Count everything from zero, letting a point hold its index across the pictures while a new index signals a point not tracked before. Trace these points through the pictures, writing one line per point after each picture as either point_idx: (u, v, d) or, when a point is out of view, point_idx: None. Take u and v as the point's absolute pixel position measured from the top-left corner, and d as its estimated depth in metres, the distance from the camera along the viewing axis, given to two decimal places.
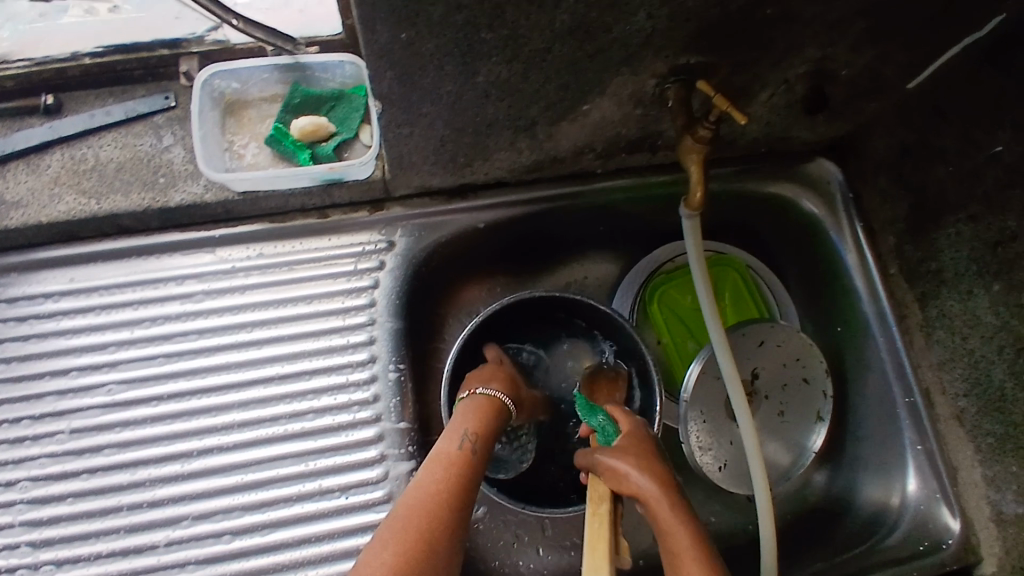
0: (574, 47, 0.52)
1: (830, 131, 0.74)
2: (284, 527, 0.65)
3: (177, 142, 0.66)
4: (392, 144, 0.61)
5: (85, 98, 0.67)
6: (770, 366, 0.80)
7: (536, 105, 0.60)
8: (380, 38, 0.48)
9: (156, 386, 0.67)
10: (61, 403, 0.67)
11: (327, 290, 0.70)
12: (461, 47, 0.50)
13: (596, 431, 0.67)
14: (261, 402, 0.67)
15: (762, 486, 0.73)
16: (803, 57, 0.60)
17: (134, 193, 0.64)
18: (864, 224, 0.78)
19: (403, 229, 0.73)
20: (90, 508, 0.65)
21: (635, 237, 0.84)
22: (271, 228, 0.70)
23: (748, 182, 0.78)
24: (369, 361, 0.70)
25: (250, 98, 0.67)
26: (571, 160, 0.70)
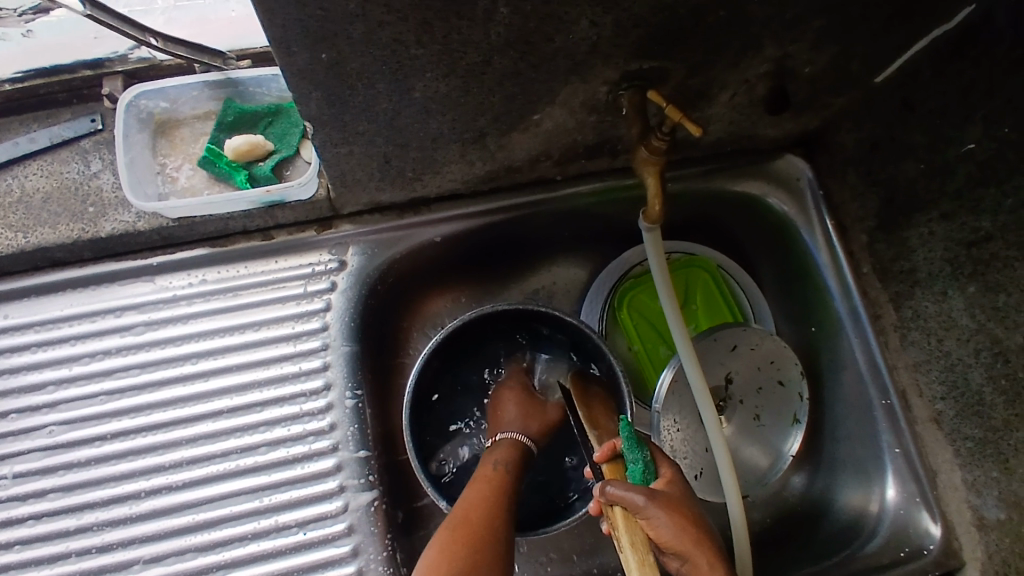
0: (515, 58, 0.49)
1: (797, 127, 0.71)
2: (241, 567, 0.61)
3: (106, 167, 0.62)
4: (332, 163, 0.58)
5: (7, 125, 0.63)
6: (744, 369, 0.77)
7: (482, 117, 0.56)
8: (299, 60, 0.44)
9: (99, 426, 0.63)
10: (0, 447, 0.62)
11: (276, 315, 0.67)
12: (392, 65, 0.46)
13: (631, 467, 0.58)
14: (212, 437, 0.63)
15: (734, 495, 0.71)
16: (763, 56, 0.56)
17: (62, 224, 0.60)
18: (834, 219, 0.75)
19: (355, 247, 0.69)
20: (37, 555, 0.60)
21: (602, 241, 0.81)
22: (213, 252, 0.66)
23: (714, 182, 0.75)
24: (324, 388, 0.66)
25: (182, 117, 0.63)
26: (527, 169, 0.67)
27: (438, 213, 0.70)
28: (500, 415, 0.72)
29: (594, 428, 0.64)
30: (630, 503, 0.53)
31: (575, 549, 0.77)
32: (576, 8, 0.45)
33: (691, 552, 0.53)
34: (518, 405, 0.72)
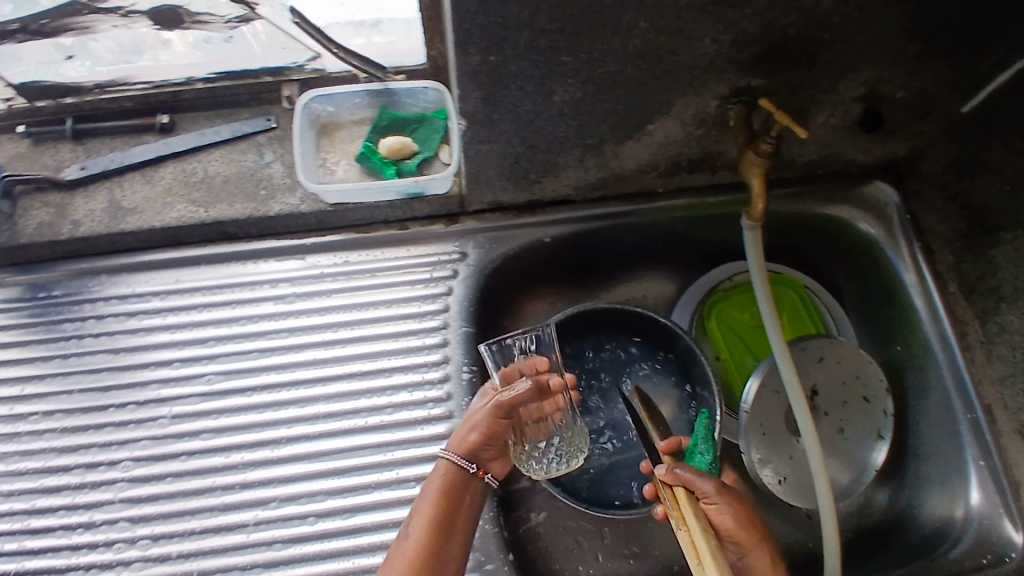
0: (643, 69, 0.57)
1: (885, 153, 0.77)
2: (364, 512, 0.67)
3: (277, 159, 0.73)
4: (472, 160, 0.67)
5: (195, 118, 0.75)
6: (829, 382, 0.81)
7: (605, 123, 0.64)
8: (471, 61, 0.54)
9: (248, 379, 0.72)
10: (163, 390, 0.72)
11: (405, 295, 0.76)
12: (541, 69, 0.55)
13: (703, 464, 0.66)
14: (345, 396, 0.72)
15: (827, 504, 0.73)
16: (858, 79, 0.64)
17: (238, 203, 0.71)
18: (922, 243, 0.80)
19: (474, 241, 0.78)
20: (186, 487, 0.68)
21: (693, 255, 0.88)
22: (357, 237, 0.76)
23: (806, 203, 0.81)
24: (443, 361, 0.74)
25: (342, 121, 0.74)
26: (634, 178, 0.75)
27: (552, 216, 0.79)
28: (460, 432, 0.64)
29: (656, 427, 0.69)
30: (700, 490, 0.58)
31: (657, 546, 0.80)
32: (702, 25, 0.53)
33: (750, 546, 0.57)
34: (475, 432, 0.63)
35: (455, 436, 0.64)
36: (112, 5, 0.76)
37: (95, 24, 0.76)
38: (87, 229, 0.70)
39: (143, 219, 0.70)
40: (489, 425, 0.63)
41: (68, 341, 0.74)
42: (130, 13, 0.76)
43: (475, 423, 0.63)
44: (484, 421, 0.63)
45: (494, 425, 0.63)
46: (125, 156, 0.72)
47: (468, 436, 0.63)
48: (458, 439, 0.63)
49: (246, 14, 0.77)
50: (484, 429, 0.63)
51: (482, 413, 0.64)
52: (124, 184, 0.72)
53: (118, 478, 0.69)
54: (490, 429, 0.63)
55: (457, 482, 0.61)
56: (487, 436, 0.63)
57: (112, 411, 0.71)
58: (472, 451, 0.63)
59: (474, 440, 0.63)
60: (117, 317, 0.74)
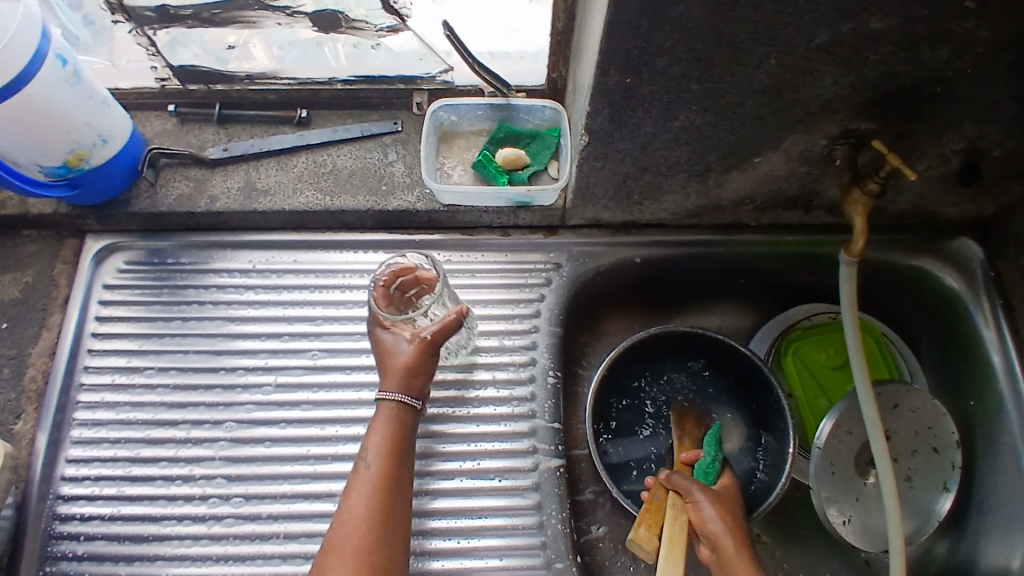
0: (763, 103, 0.62)
1: (975, 209, 0.79)
2: (445, 496, 0.72)
3: (400, 158, 0.79)
4: (583, 175, 0.72)
5: (329, 116, 0.81)
6: (902, 429, 0.82)
7: (715, 152, 0.69)
8: (609, 81, 0.59)
9: (349, 358, 0.76)
10: (270, 360, 0.76)
11: (500, 297, 0.80)
12: (670, 94, 0.60)
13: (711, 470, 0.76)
14: (437, 386, 0.77)
15: (897, 550, 0.75)
16: (961, 134, 0.67)
17: (361, 195, 0.77)
18: (1004, 301, 0.81)
19: (569, 254, 0.83)
20: (283, 453, 0.72)
21: (773, 292, 0.91)
22: (462, 239, 0.81)
23: (890, 253, 0.84)
24: (529, 363, 0.78)
25: (462, 130, 0.80)
26: (729, 209, 0.79)
27: (645, 239, 0.83)
28: (383, 373, 0.66)
29: (682, 432, 0.82)
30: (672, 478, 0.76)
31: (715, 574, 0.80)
32: (825, 67, 0.58)
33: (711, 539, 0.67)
34: (408, 369, 0.65)
35: (386, 377, 0.65)
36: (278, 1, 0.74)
37: (261, 20, 0.76)
38: (222, 204, 0.77)
39: (274, 201, 0.77)
40: (415, 359, 0.65)
41: (186, 305, 0.79)
42: (296, 13, 0.75)
43: (402, 360, 0.65)
44: (407, 358, 0.65)
45: (420, 358, 0.65)
46: (263, 142, 0.79)
47: (394, 377, 0.64)
48: (388, 377, 0.65)
49: (397, 24, 0.76)
50: (406, 366, 0.64)
51: (401, 350, 0.65)
52: (259, 168, 0.78)
53: (220, 436, 0.73)
54: (415, 365, 0.65)
55: (401, 423, 0.64)
56: (415, 372, 0.65)
57: (221, 374, 0.76)
58: (411, 387, 0.65)
59: (405, 381, 0.65)
60: (235, 289, 0.80)
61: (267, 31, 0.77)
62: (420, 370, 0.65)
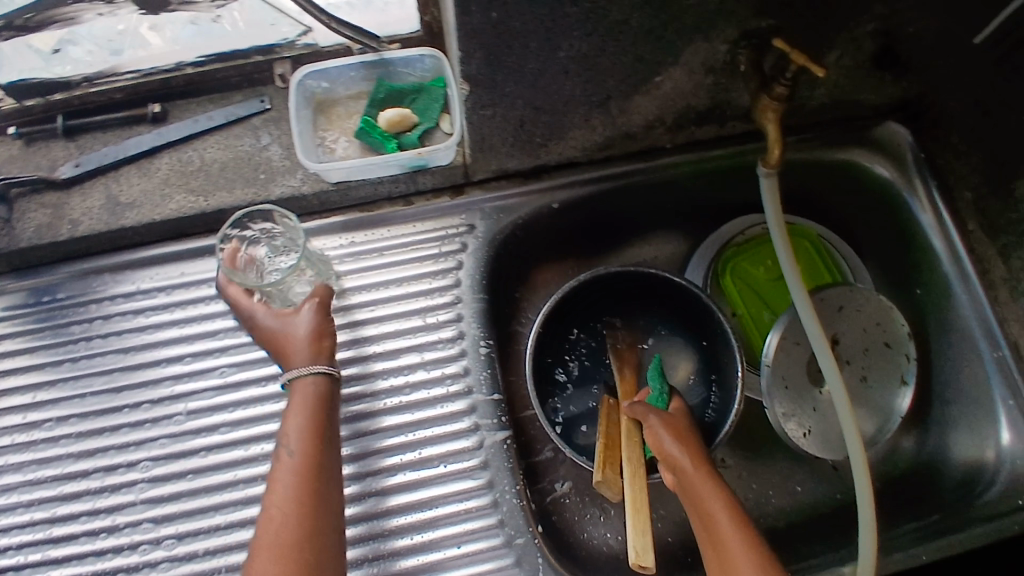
0: (651, 16, 0.55)
1: (898, 92, 0.75)
2: (389, 494, 0.68)
3: (275, 140, 0.71)
4: (475, 127, 0.65)
5: (187, 106, 0.72)
6: (851, 330, 0.79)
7: (611, 79, 0.62)
8: (473, 19, 0.51)
9: (262, 368, 0.70)
10: (176, 387, 0.70)
11: (415, 272, 0.74)
12: (546, 24, 0.53)
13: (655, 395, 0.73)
14: (360, 379, 0.71)
15: (858, 455, 0.69)
16: (871, 14, 0.61)
17: (239, 189, 0.69)
18: (939, 183, 0.78)
19: (481, 213, 0.76)
20: (208, 483, 0.67)
21: (703, 212, 0.86)
22: (361, 216, 0.75)
23: (816, 151, 0.80)
24: (458, 337, 0.73)
25: (338, 97, 0.71)
26: (641, 135, 0.73)
27: (559, 180, 0.77)
28: (285, 357, 0.62)
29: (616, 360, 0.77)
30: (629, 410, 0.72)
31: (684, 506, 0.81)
32: None
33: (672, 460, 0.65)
34: (309, 339, 0.62)
35: (289, 361, 0.61)
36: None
37: (78, 14, 0.69)
38: (86, 228, 0.68)
39: (141, 213, 0.68)
40: (319, 329, 0.63)
41: (75, 343, 0.72)
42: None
43: (303, 335, 0.62)
44: (308, 330, 0.63)
45: (320, 327, 0.63)
46: (118, 149, 0.70)
47: (299, 351, 0.61)
48: (295, 356, 0.61)
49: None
50: (309, 337, 0.62)
51: (301, 323, 0.63)
52: (120, 179, 0.70)
53: (138, 478, 0.68)
54: (318, 334, 0.63)
55: (324, 400, 0.60)
56: (319, 341, 0.63)
57: (127, 411, 0.70)
58: (321, 359, 0.62)
59: (313, 354, 0.62)
60: (124, 316, 0.72)
61: (88, 25, 0.70)
62: (325, 337, 0.63)
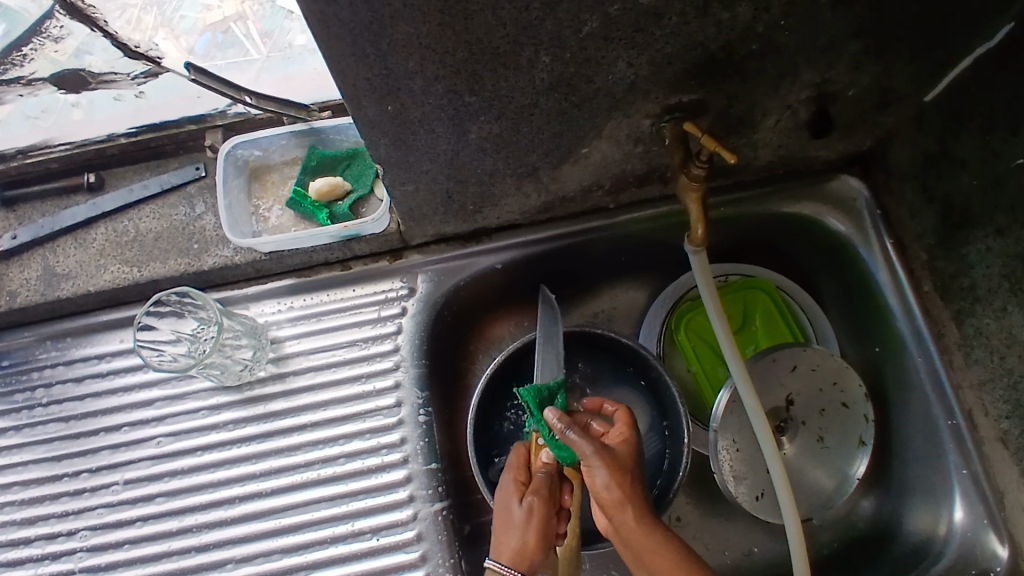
0: (559, 99, 0.54)
1: (847, 147, 0.72)
2: (321, 568, 0.67)
3: (208, 209, 0.71)
4: (400, 200, 0.64)
5: (125, 174, 0.72)
6: (805, 390, 0.77)
7: (534, 153, 0.61)
8: (368, 112, 0.50)
9: (200, 437, 0.70)
10: (115, 456, 0.70)
11: (353, 337, 0.74)
12: (447, 112, 0.52)
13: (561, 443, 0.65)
14: (295, 449, 0.70)
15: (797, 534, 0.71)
16: (801, 82, 0.59)
17: (171, 259, 0.69)
18: (893, 237, 0.75)
19: (422, 275, 0.75)
20: (144, 553, 0.67)
21: (658, 263, 0.84)
22: (299, 282, 0.74)
23: (767, 204, 0.77)
24: (397, 405, 0.72)
25: (273, 163, 0.71)
26: (579, 198, 0.72)
27: (498, 242, 0.76)
28: (494, 539, 0.65)
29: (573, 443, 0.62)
30: (544, 481, 0.67)
31: None
32: (613, 53, 0.50)
33: (615, 514, 0.60)
34: (519, 542, 0.63)
35: (495, 544, 0.65)
36: (10, 75, 0.72)
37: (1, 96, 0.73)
38: (23, 299, 0.69)
39: (77, 284, 0.69)
40: (528, 508, 0.65)
41: (20, 411, 0.72)
42: (30, 82, 0.72)
43: (514, 528, 0.64)
44: (520, 516, 0.64)
45: (536, 509, 0.65)
46: (55, 220, 0.70)
47: (500, 541, 0.64)
48: (500, 549, 0.64)
49: (152, 68, 0.74)
50: (521, 523, 0.64)
51: (515, 512, 0.65)
52: (57, 250, 0.70)
53: (77, 547, 0.68)
54: (530, 514, 0.65)
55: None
56: (532, 526, 0.64)
57: (67, 480, 0.70)
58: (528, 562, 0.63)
59: (522, 539, 0.64)
60: (66, 384, 0.72)
61: (15, 105, 0.74)
62: (534, 517, 0.64)
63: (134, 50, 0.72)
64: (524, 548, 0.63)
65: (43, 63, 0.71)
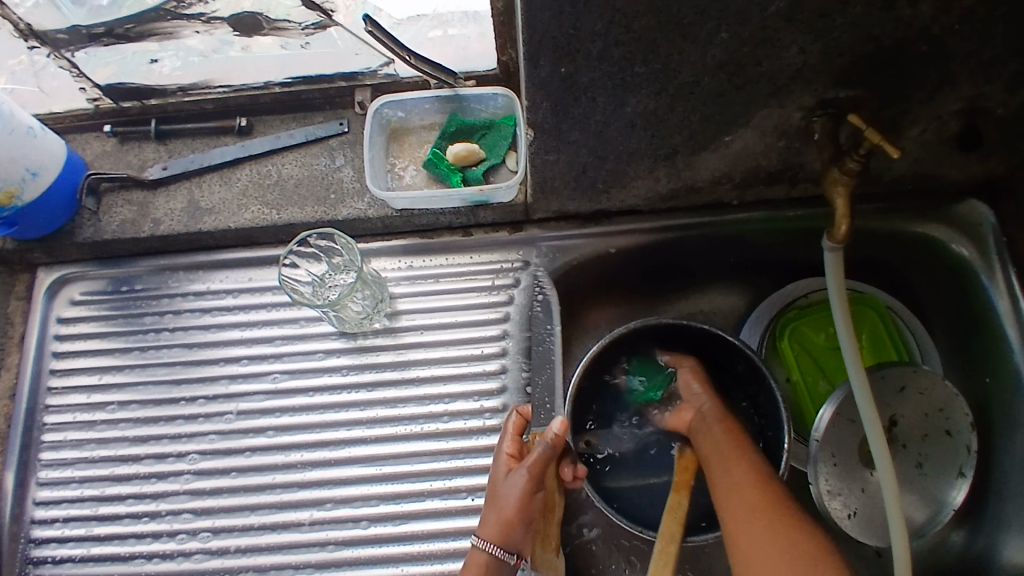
0: (721, 80, 0.55)
1: (982, 169, 0.71)
2: (415, 519, 0.68)
3: (347, 163, 0.74)
4: (539, 169, 0.66)
5: (272, 122, 0.76)
6: (911, 413, 0.74)
7: (679, 135, 0.62)
8: (542, 71, 0.53)
9: (312, 379, 0.73)
10: (230, 386, 0.73)
11: (467, 302, 0.75)
12: (616, 80, 0.54)
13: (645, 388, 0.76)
14: (401, 402, 0.72)
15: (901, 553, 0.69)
16: (959, 93, 0.59)
17: (309, 206, 0.72)
18: (1019, 270, 0.73)
19: (539, 250, 0.77)
20: (247, 483, 0.70)
21: (767, 272, 0.82)
22: (421, 243, 0.77)
23: (891, 220, 0.77)
24: (500, 371, 0.73)
25: (412, 126, 0.74)
26: (706, 190, 0.72)
27: (617, 226, 0.77)
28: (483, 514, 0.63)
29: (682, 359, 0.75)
30: (539, 457, 0.61)
31: None
32: (788, 36, 0.51)
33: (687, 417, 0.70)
34: (501, 516, 0.61)
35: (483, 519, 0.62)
36: (193, 10, 0.70)
37: (177, 31, 0.71)
38: (167, 227, 0.73)
39: (218, 219, 0.72)
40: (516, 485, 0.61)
41: (145, 334, 0.75)
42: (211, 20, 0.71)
43: (499, 503, 0.61)
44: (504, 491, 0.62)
45: (523, 489, 0.61)
46: (204, 157, 0.74)
47: (485, 513, 0.62)
48: (486, 526, 0.61)
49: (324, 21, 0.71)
50: (503, 501, 0.61)
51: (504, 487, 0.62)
52: (202, 184, 0.74)
53: (185, 469, 0.71)
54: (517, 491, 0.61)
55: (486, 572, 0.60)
56: (515, 508, 0.61)
57: (183, 404, 0.73)
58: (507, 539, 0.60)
59: (505, 513, 0.61)
60: (191, 313, 0.76)
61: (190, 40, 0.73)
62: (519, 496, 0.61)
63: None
64: (508, 526, 0.61)
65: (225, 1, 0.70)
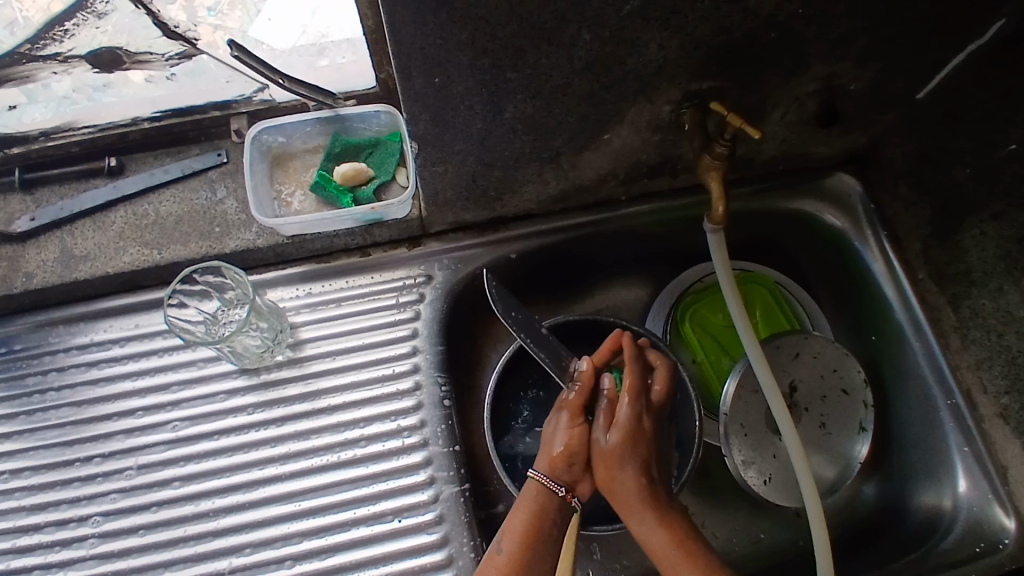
0: (591, 81, 0.57)
1: (844, 144, 0.77)
2: (341, 551, 0.65)
3: (230, 194, 0.71)
4: (429, 182, 0.66)
5: (144, 159, 0.73)
6: (808, 378, 0.78)
7: (559, 137, 0.63)
8: (416, 84, 0.53)
9: (216, 422, 0.70)
10: (128, 441, 0.69)
11: (372, 323, 0.74)
12: (491, 87, 0.55)
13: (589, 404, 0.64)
14: (314, 433, 0.70)
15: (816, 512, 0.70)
16: (812, 74, 0.63)
17: (193, 242, 0.69)
18: (888, 233, 0.80)
19: (440, 263, 0.77)
20: (158, 540, 0.65)
21: (664, 261, 0.85)
22: (317, 268, 0.75)
23: (769, 200, 0.81)
24: (414, 388, 0.72)
25: (295, 150, 0.73)
26: (595, 188, 0.74)
27: (514, 231, 0.77)
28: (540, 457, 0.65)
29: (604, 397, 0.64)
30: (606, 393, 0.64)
31: None
32: (648, 34, 0.53)
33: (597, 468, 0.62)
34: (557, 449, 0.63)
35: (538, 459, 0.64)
36: (49, 50, 0.72)
37: (34, 74, 0.73)
38: (40, 280, 0.68)
39: (95, 265, 0.68)
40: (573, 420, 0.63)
41: (29, 397, 0.70)
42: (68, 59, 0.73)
43: (555, 441, 0.64)
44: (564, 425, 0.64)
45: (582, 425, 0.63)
46: (73, 203, 0.70)
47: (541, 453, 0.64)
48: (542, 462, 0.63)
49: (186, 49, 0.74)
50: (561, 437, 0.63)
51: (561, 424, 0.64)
52: (74, 231, 0.70)
53: (88, 534, 0.66)
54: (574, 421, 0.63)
55: (544, 501, 0.61)
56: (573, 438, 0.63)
57: (78, 466, 0.68)
58: (558, 471, 0.62)
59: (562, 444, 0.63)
60: (76, 368, 0.71)
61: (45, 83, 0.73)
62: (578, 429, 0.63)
63: (173, 30, 0.73)
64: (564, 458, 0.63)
65: (84, 39, 0.73)
